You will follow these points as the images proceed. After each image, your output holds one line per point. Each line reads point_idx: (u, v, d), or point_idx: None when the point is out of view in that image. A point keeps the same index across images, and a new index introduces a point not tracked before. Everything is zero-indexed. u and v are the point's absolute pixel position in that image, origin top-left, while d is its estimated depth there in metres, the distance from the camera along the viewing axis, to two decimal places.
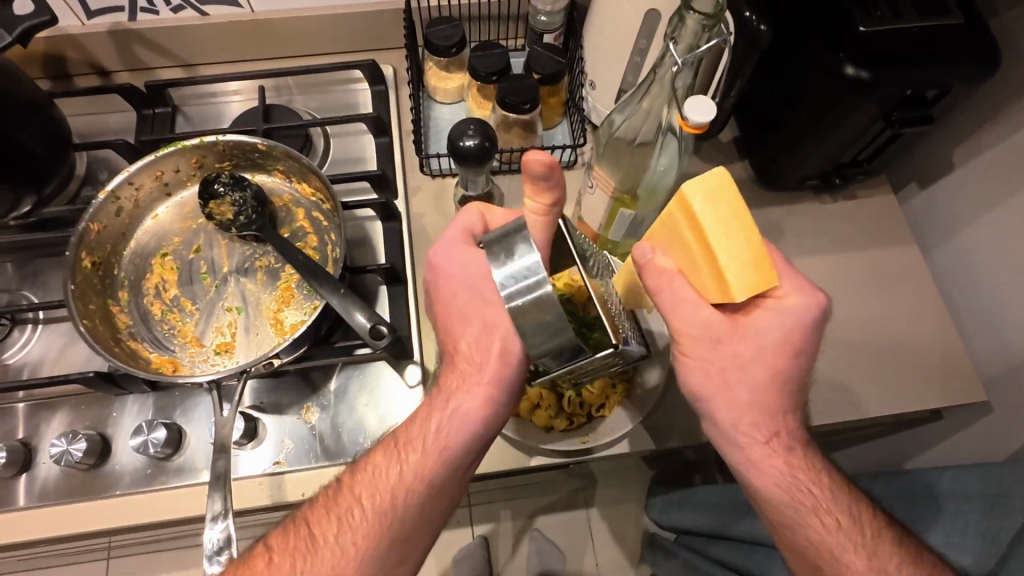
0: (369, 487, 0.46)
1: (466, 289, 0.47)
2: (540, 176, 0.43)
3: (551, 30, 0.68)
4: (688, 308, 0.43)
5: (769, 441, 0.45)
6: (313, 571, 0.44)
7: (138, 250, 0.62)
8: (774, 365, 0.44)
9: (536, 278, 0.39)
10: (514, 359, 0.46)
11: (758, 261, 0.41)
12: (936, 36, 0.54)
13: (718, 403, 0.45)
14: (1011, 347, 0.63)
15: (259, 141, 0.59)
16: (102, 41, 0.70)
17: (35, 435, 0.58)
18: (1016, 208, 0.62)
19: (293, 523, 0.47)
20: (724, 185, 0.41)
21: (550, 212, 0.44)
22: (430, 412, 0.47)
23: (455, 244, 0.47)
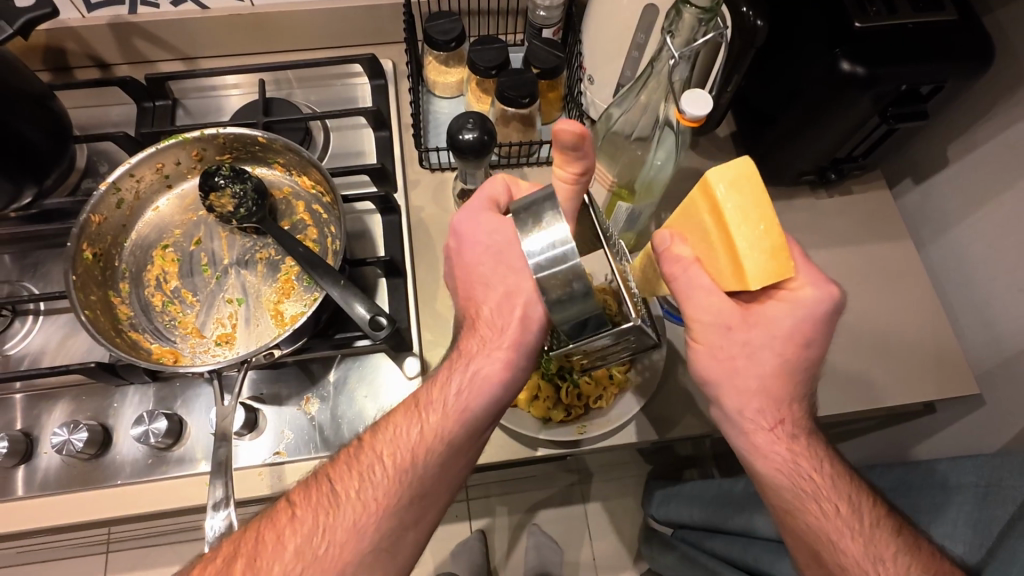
0: (391, 444, 0.46)
1: (490, 257, 0.48)
2: (570, 145, 0.43)
3: (550, 25, 0.68)
4: (700, 295, 0.43)
5: (773, 428, 0.45)
6: (335, 525, 0.44)
7: (138, 242, 0.62)
8: (784, 355, 0.43)
9: (565, 249, 0.38)
10: (535, 326, 0.46)
11: (776, 249, 0.40)
12: (931, 32, 0.55)
13: (726, 386, 0.45)
14: (1004, 341, 0.64)
15: (259, 134, 0.59)
16: (102, 34, 0.70)
17: (36, 425, 0.59)
18: (1009, 203, 0.62)
19: (315, 480, 0.46)
20: (749, 175, 0.40)
21: (579, 182, 0.45)
22: (452, 373, 0.47)
23: (481, 212, 0.48)
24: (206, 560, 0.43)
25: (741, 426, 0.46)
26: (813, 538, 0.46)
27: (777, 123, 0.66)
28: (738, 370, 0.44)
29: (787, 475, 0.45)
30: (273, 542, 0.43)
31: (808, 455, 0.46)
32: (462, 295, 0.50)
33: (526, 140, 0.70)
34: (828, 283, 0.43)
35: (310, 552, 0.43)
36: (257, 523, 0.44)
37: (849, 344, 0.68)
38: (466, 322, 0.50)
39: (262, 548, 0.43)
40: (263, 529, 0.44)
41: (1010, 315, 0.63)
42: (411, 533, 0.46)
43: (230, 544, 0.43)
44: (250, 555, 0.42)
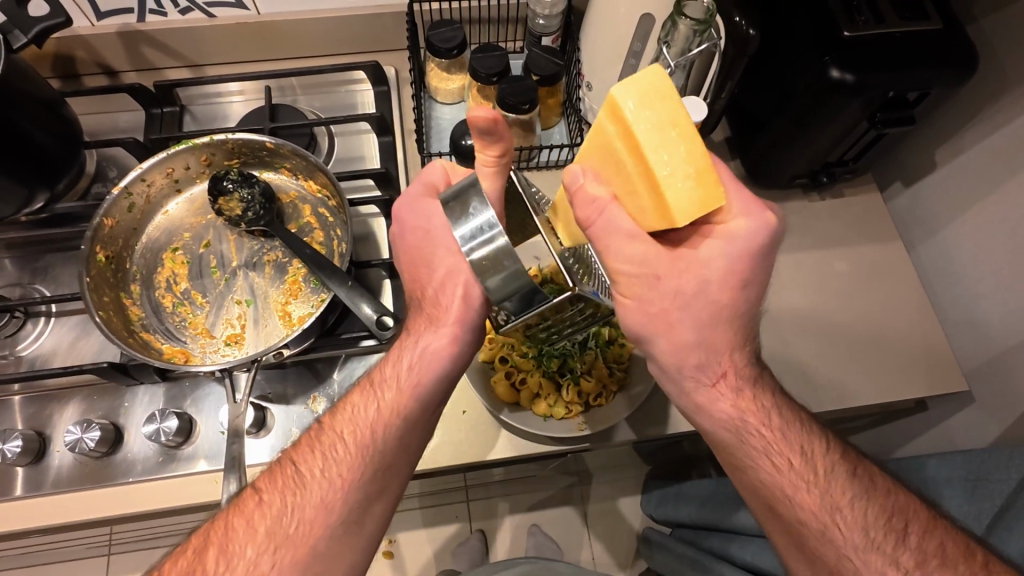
0: (350, 422, 0.48)
1: (430, 240, 0.50)
2: (485, 131, 0.43)
3: (549, 33, 0.70)
4: (621, 235, 0.42)
5: (715, 384, 0.47)
6: (302, 505, 0.45)
7: (149, 245, 0.64)
8: (715, 301, 0.44)
9: (492, 233, 0.39)
10: (476, 303, 0.49)
11: (695, 169, 0.39)
12: (918, 40, 0.57)
13: (665, 345, 0.46)
14: (990, 338, 0.66)
15: (267, 140, 0.61)
16: (111, 41, 0.72)
17: (49, 425, 0.60)
18: (994, 205, 0.64)
19: (279, 464, 0.47)
20: (658, 97, 0.39)
21: (499, 163, 0.45)
22: (402, 353, 0.50)
23: (419, 199, 0.50)
24: (177, 553, 0.43)
25: (683, 384, 0.48)
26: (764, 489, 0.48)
27: (769, 128, 0.68)
28: (675, 320, 0.45)
29: (734, 434, 0.48)
30: (243, 527, 0.44)
31: (753, 405, 0.48)
32: (409, 277, 0.52)
33: (526, 145, 0.71)
34: (760, 211, 0.43)
35: (280, 532, 0.44)
36: (225, 513, 0.45)
37: (841, 344, 0.69)
38: (416, 302, 0.52)
39: (232, 536, 0.44)
40: (232, 517, 0.45)
41: (997, 314, 0.65)
42: (378, 504, 0.48)
43: (200, 536, 0.44)
44: (220, 542, 0.44)
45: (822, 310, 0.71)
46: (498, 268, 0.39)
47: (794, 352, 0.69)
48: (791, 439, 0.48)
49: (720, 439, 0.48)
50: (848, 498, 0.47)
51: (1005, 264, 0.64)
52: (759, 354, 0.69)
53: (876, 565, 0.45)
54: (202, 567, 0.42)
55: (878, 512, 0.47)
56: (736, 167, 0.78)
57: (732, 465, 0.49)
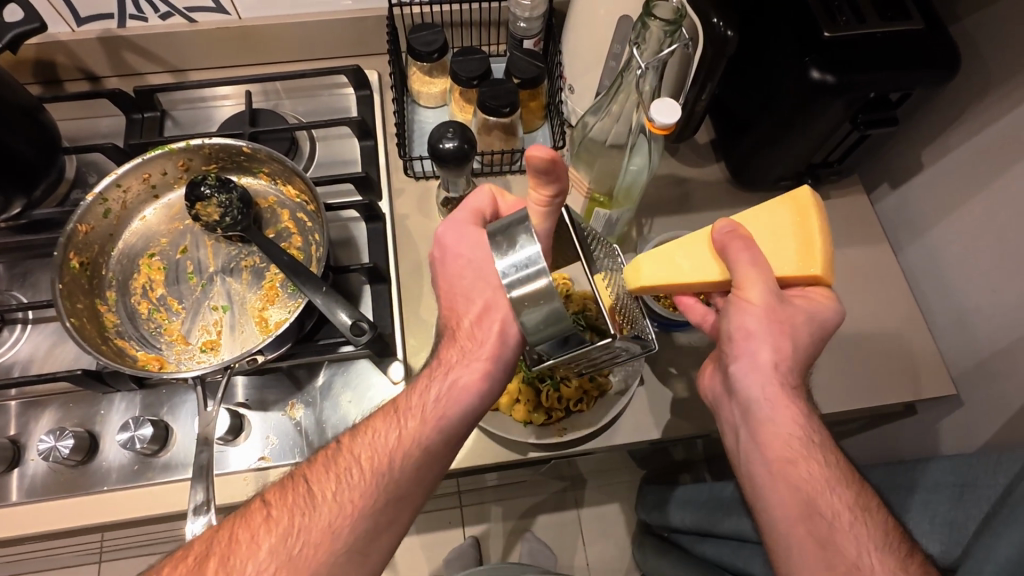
0: (368, 448, 0.47)
1: (472, 271, 0.51)
2: (541, 170, 0.45)
3: (531, 36, 0.70)
4: (760, 266, 0.47)
5: (795, 386, 0.48)
6: (311, 526, 0.44)
7: (125, 251, 0.63)
8: (813, 337, 0.49)
9: (535, 268, 0.42)
10: (512, 340, 0.50)
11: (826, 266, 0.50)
12: (899, 41, 0.56)
13: (758, 343, 0.48)
14: (978, 340, 0.65)
15: (243, 144, 0.60)
16: (91, 47, 0.71)
17: (24, 432, 0.60)
18: (980, 206, 0.64)
19: (290, 482, 0.47)
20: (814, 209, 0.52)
21: (551, 203, 0.47)
22: (430, 382, 0.50)
23: (464, 225, 0.51)
24: (177, 558, 0.43)
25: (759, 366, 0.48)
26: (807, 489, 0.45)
27: (753, 130, 0.68)
28: (779, 330, 0.47)
29: (789, 428, 0.47)
30: (247, 541, 0.43)
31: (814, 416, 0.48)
32: (445, 305, 0.53)
33: (508, 148, 0.71)
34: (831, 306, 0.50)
35: (283, 553, 0.43)
36: (230, 523, 0.44)
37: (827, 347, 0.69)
38: (447, 331, 0.53)
39: (235, 548, 0.43)
40: (237, 529, 0.44)
41: (986, 315, 0.64)
42: (385, 536, 0.47)
43: (201, 544, 0.43)
44: (223, 555, 0.43)
45: None
46: (538, 302, 0.42)
47: None
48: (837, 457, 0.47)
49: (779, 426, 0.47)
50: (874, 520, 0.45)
51: (992, 265, 0.63)
52: None
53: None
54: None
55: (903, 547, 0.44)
56: (722, 170, 0.77)
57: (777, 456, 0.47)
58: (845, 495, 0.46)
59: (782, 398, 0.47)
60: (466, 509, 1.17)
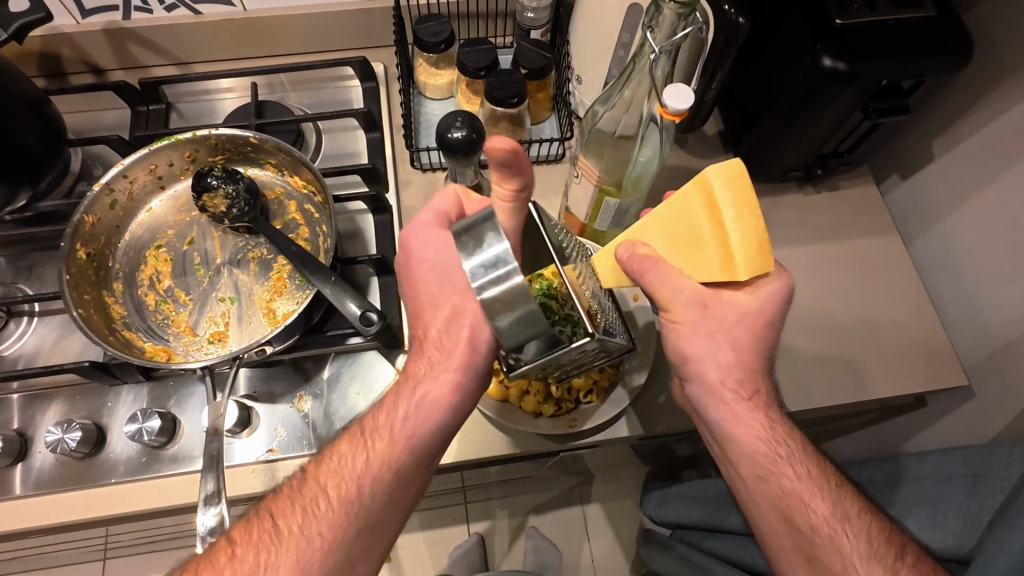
0: (335, 473, 0.47)
1: (438, 275, 0.50)
2: (504, 161, 0.46)
3: (538, 26, 0.69)
4: (675, 284, 0.46)
5: (756, 402, 0.48)
6: (279, 563, 0.44)
7: (132, 243, 0.63)
8: (755, 331, 0.47)
9: (506, 268, 0.40)
10: (485, 345, 0.49)
11: (761, 245, 0.44)
12: (911, 28, 0.55)
13: (713, 370, 0.48)
14: (990, 332, 0.65)
15: (251, 135, 0.60)
16: (96, 39, 0.71)
17: (31, 425, 0.59)
18: (992, 195, 0.63)
19: (256, 516, 0.46)
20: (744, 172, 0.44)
21: (516, 198, 0.48)
22: (397, 400, 0.49)
23: (430, 228, 0.50)
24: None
25: (733, 411, 0.47)
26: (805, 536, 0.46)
27: (762, 120, 0.67)
28: (719, 343, 0.47)
29: (765, 452, 0.47)
30: None
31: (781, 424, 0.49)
32: (412, 314, 0.52)
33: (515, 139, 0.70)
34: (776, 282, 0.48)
35: None
36: (194, 565, 0.43)
37: (838, 339, 0.68)
38: (416, 342, 0.52)
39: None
40: (201, 572, 0.43)
41: (997, 306, 0.64)
42: (360, 562, 0.47)
43: None
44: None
45: (821, 307, 0.70)
46: (513, 305, 0.39)
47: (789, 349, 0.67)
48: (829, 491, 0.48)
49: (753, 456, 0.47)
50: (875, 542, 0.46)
51: (1004, 254, 0.62)
52: None
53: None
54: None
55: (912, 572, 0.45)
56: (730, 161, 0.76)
57: (758, 485, 0.47)
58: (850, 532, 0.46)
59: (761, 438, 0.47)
60: (471, 506, 1.17)
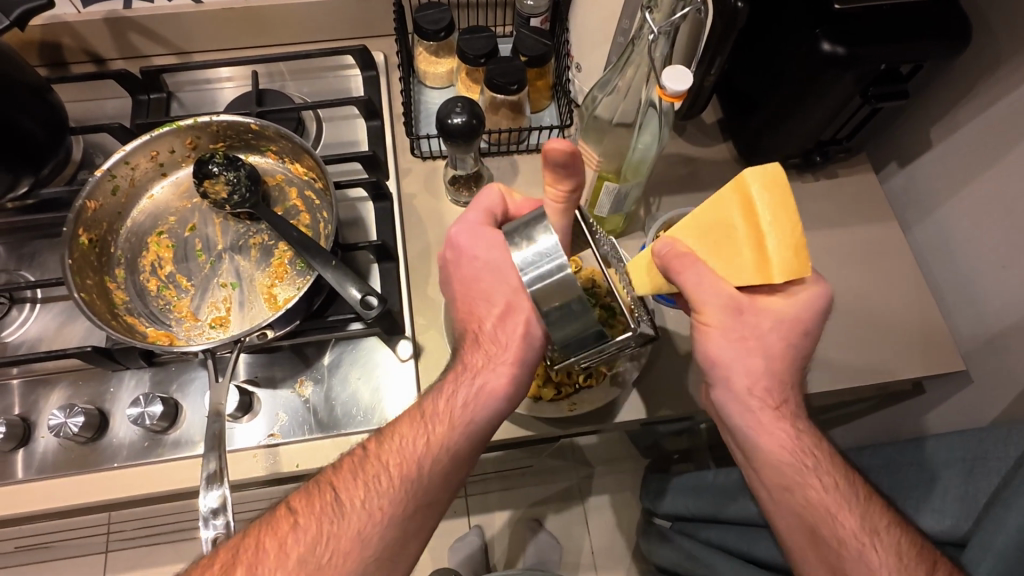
0: (396, 453, 0.47)
1: (490, 271, 0.50)
2: (561, 163, 0.46)
3: (538, 13, 0.70)
4: (711, 285, 0.46)
5: (776, 408, 0.48)
6: (339, 535, 0.44)
7: (133, 229, 0.63)
8: (788, 338, 0.47)
9: (553, 261, 0.41)
10: (536, 342, 0.49)
11: (801, 249, 0.43)
12: (910, 13, 0.56)
13: (738, 368, 0.47)
14: (988, 318, 0.65)
15: (252, 121, 0.60)
16: (97, 28, 0.71)
17: (33, 410, 0.59)
18: (990, 182, 0.63)
19: (316, 488, 0.46)
20: (780, 174, 0.44)
21: (567, 199, 0.47)
22: (458, 386, 0.49)
23: (478, 225, 0.50)
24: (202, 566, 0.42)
25: (737, 402, 0.48)
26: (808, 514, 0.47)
27: (761, 107, 0.68)
28: (749, 350, 0.47)
29: (782, 455, 0.47)
30: (274, 552, 0.43)
31: (809, 435, 0.49)
32: (462, 307, 0.52)
33: (515, 127, 0.71)
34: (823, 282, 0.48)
35: (312, 562, 0.43)
36: (256, 532, 0.44)
37: (837, 326, 0.69)
38: (469, 335, 0.52)
39: (262, 558, 0.42)
40: (263, 537, 0.43)
41: (994, 292, 0.64)
42: (412, 541, 0.47)
43: (227, 552, 0.43)
44: (249, 564, 0.42)
45: None
46: (556, 299, 0.41)
47: None
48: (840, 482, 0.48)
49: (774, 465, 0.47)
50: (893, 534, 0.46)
51: (1002, 239, 0.63)
52: None
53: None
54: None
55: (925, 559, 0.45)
56: (729, 149, 0.77)
57: (782, 494, 0.48)
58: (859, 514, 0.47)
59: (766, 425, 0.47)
60: (471, 499, 1.17)
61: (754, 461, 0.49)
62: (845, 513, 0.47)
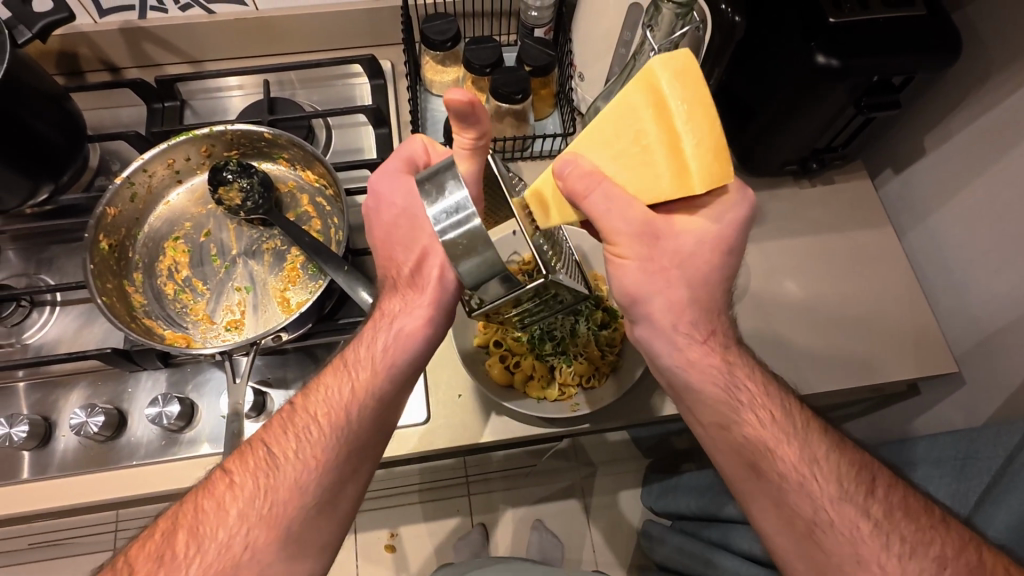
0: (323, 405, 0.49)
1: (406, 219, 0.51)
2: (462, 113, 0.45)
3: (542, 24, 0.72)
4: (616, 204, 0.43)
5: (706, 341, 0.49)
6: (276, 485, 0.46)
7: (151, 234, 0.65)
8: (708, 263, 0.47)
9: (466, 214, 0.41)
10: (450, 285, 0.51)
11: (718, 148, 0.41)
12: (901, 26, 0.57)
13: (660, 301, 0.48)
14: (980, 321, 0.66)
15: (265, 130, 0.62)
16: (113, 38, 0.73)
17: (54, 410, 0.62)
18: (980, 188, 0.65)
19: (249, 447, 0.47)
20: (692, 66, 0.41)
21: (475, 146, 0.47)
22: (376, 334, 0.51)
23: (396, 173, 0.51)
24: (145, 537, 0.44)
25: (674, 341, 0.49)
26: (749, 450, 0.48)
27: (759, 115, 0.69)
28: (671, 280, 0.47)
29: (722, 396, 0.49)
30: (215, 509, 0.44)
31: (739, 368, 0.50)
32: (383, 255, 0.53)
33: (520, 135, 0.73)
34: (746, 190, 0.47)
35: (254, 513, 0.45)
36: (193, 496, 0.45)
37: (833, 329, 0.70)
38: (388, 282, 0.54)
39: (203, 518, 0.44)
40: (200, 500, 0.45)
41: (987, 295, 0.66)
42: (350, 484, 0.49)
43: (169, 519, 0.44)
44: (191, 525, 0.44)
45: (814, 298, 0.72)
46: (470, 251, 0.41)
47: (784, 338, 0.70)
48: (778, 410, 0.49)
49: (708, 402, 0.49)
50: (830, 457, 0.48)
51: (994, 245, 0.64)
52: (747, 338, 0.70)
53: (869, 539, 0.45)
54: (174, 549, 0.43)
55: (866, 479, 0.47)
56: (727, 156, 0.79)
57: (720, 432, 0.49)
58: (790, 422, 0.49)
59: (695, 360, 0.49)
60: (474, 498, 1.19)
61: (693, 406, 0.51)
62: (784, 444, 0.48)
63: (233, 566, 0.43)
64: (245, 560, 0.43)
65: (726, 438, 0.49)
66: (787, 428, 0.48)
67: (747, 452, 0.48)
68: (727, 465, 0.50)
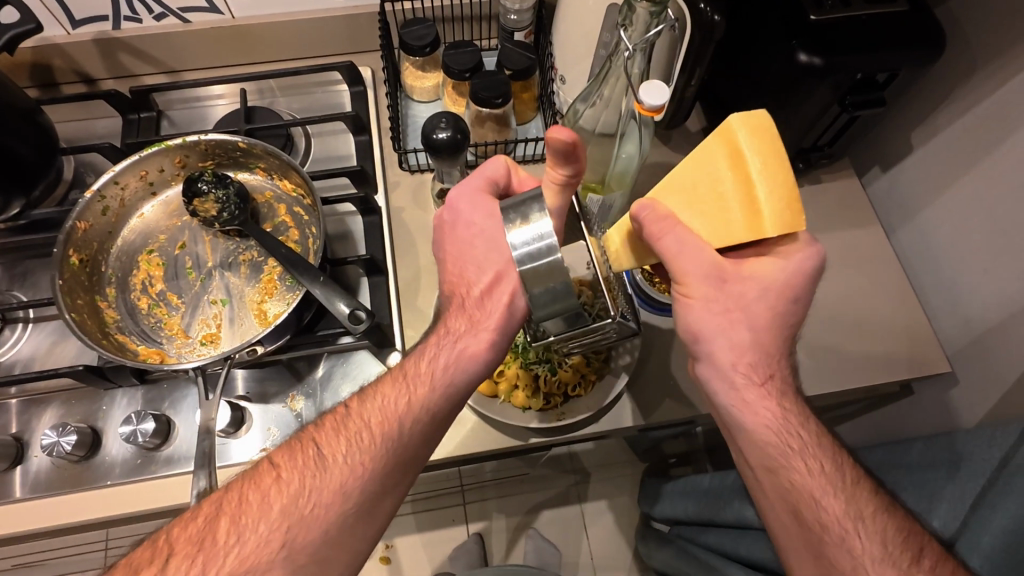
0: (378, 411, 0.47)
1: (484, 240, 0.51)
2: (561, 151, 0.46)
3: (521, 28, 0.72)
4: (690, 248, 0.46)
5: (764, 383, 0.48)
6: (321, 486, 0.44)
7: (124, 248, 0.64)
8: (773, 307, 0.47)
9: (547, 244, 0.41)
10: (518, 312, 0.50)
11: (791, 199, 0.43)
12: (885, 22, 0.56)
13: (719, 342, 0.48)
14: (973, 320, 0.65)
15: (239, 139, 0.61)
16: (87, 50, 0.72)
17: (27, 429, 0.60)
18: (970, 185, 0.64)
19: (299, 443, 0.46)
20: (768, 126, 0.44)
21: (565, 184, 0.47)
22: (439, 349, 0.49)
23: (477, 191, 0.51)
24: (187, 519, 0.42)
25: (729, 381, 0.48)
26: (792, 493, 0.46)
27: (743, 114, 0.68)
28: (734, 322, 0.47)
29: (773, 436, 0.47)
30: (258, 502, 0.43)
31: (794, 411, 0.48)
32: (453, 272, 0.52)
33: (502, 139, 0.71)
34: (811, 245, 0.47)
35: (296, 513, 0.43)
36: (239, 484, 0.44)
37: (824, 331, 0.69)
38: (454, 301, 0.52)
39: (246, 508, 0.42)
40: (246, 489, 0.43)
41: (980, 292, 0.64)
42: (391, 497, 0.47)
43: (212, 504, 0.43)
44: (234, 513, 0.42)
45: None
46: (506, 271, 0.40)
47: None
48: (829, 458, 0.47)
49: (757, 443, 0.47)
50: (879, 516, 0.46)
51: (984, 242, 0.63)
52: None
53: None
54: (213, 537, 0.41)
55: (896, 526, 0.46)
56: None
57: (766, 474, 0.47)
58: (841, 478, 0.47)
59: (747, 403, 0.47)
60: (469, 506, 1.17)
61: (740, 440, 0.49)
62: (829, 495, 0.46)
63: (268, 564, 0.41)
64: (280, 559, 0.41)
65: (775, 488, 0.47)
66: (835, 476, 0.47)
67: (789, 497, 0.47)
68: (772, 513, 0.48)
